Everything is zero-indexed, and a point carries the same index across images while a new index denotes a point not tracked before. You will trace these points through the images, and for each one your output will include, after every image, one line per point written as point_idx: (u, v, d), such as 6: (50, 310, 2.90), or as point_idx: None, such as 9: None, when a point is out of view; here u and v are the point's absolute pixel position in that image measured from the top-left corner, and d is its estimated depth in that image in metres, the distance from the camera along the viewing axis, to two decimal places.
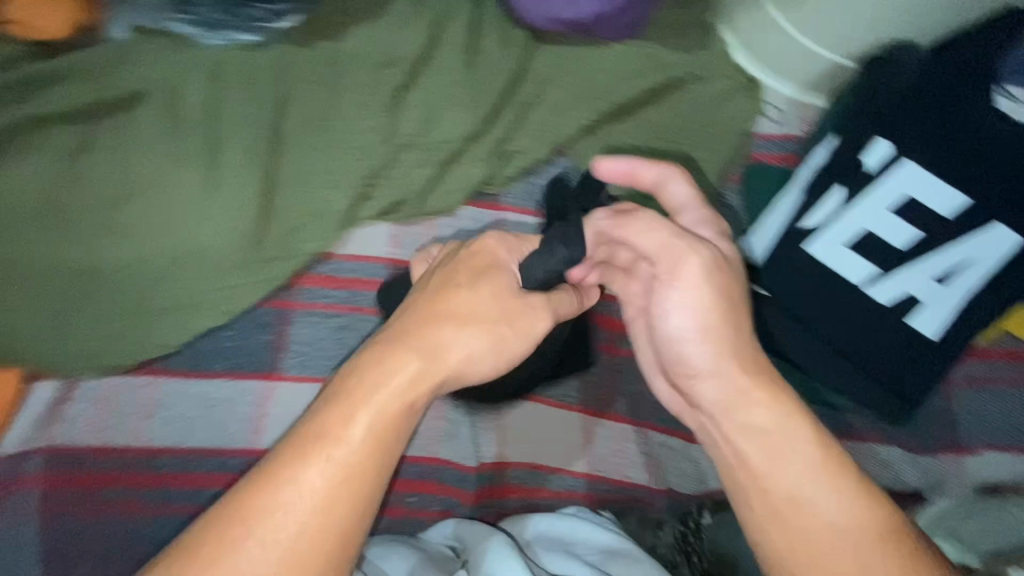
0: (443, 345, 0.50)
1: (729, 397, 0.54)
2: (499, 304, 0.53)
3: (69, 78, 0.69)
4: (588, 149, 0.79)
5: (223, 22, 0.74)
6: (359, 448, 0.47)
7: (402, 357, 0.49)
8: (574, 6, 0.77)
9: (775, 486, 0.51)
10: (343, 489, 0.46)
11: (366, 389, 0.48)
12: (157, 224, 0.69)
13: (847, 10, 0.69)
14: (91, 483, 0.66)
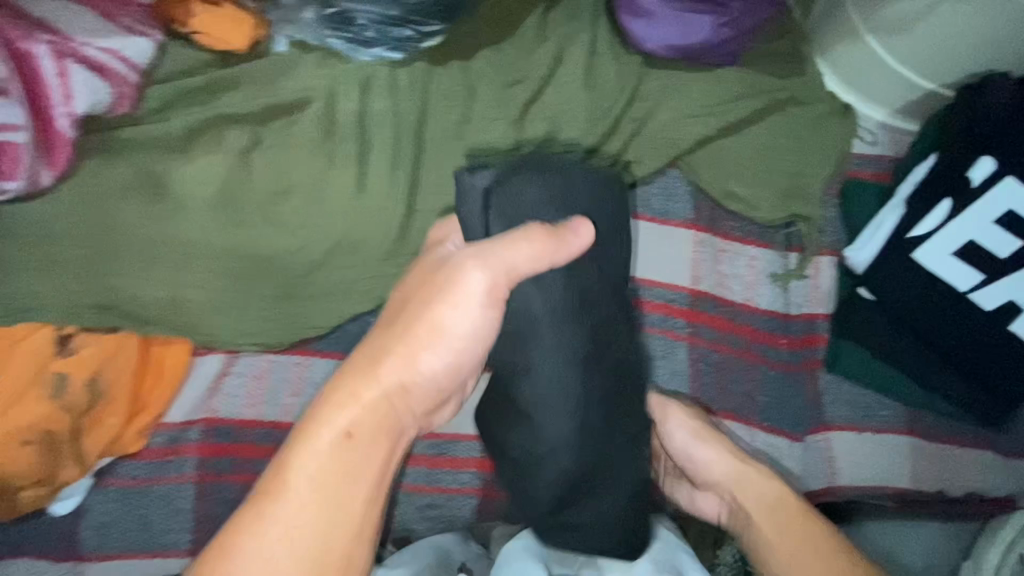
0: (375, 363, 0.50)
1: (734, 482, 0.70)
2: (436, 298, 0.51)
3: (242, 85, 0.76)
4: (697, 162, 0.86)
5: (373, 40, 0.81)
6: (320, 467, 0.48)
7: (333, 391, 0.49)
8: (690, 33, 0.83)
9: (770, 537, 0.66)
10: (322, 501, 0.48)
11: (313, 423, 0.48)
12: (315, 217, 0.75)
13: (953, 42, 0.74)
14: (243, 454, 0.70)
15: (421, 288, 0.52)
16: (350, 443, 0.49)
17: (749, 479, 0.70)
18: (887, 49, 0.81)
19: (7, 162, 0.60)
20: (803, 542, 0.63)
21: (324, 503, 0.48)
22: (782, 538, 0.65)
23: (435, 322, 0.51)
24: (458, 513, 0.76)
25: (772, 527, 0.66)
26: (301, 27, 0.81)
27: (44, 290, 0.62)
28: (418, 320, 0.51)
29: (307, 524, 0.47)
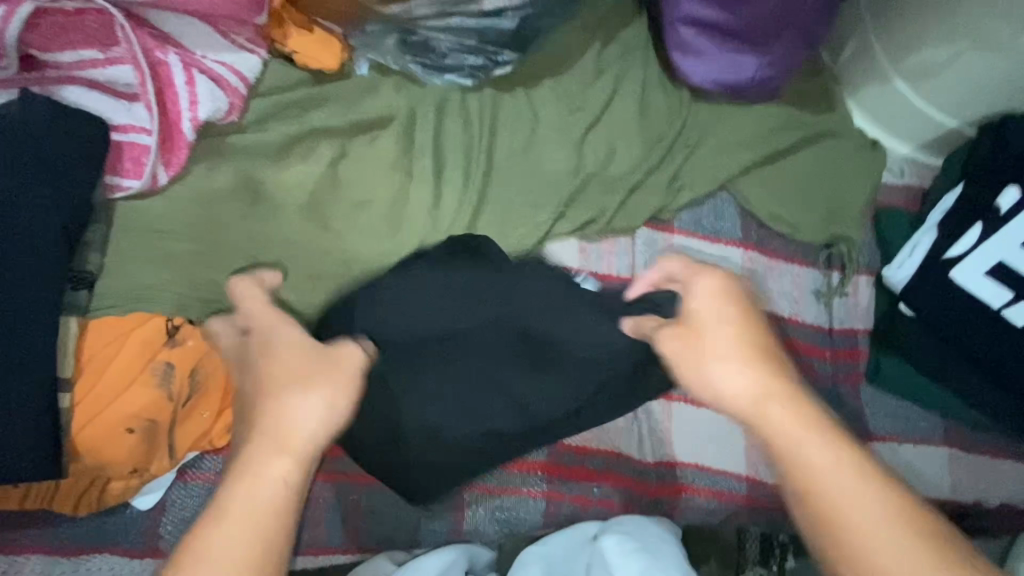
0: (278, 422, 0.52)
1: (742, 383, 0.56)
2: (310, 364, 0.55)
3: (331, 103, 0.81)
4: (743, 186, 0.93)
5: (448, 67, 0.87)
6: (232, 538, 0.47)
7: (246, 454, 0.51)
8: (737, 71, 0.90)
9: (799, 463, 0.53)
10: (239, 572, 0.46)
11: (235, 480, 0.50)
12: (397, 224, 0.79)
13: (976, 87, 0.84)
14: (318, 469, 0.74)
15: (289, 358, 0.55)
16: (257, 502, 0.49)
17: (771, 412, 0.55)
18: (916, 90, 0.89)
19: (130, 164, 0.66)
20: (831, 480, 0.52)
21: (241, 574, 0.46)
22: (811, 475, 0.52)
23: (325, 382, 0.54)
24: (524, 516, 0.78)
25: (786, 443, 0.54)
26: (380, 51, 0.85)
27: (155, 282, 0.66)
28: (295, 384, 0.54)
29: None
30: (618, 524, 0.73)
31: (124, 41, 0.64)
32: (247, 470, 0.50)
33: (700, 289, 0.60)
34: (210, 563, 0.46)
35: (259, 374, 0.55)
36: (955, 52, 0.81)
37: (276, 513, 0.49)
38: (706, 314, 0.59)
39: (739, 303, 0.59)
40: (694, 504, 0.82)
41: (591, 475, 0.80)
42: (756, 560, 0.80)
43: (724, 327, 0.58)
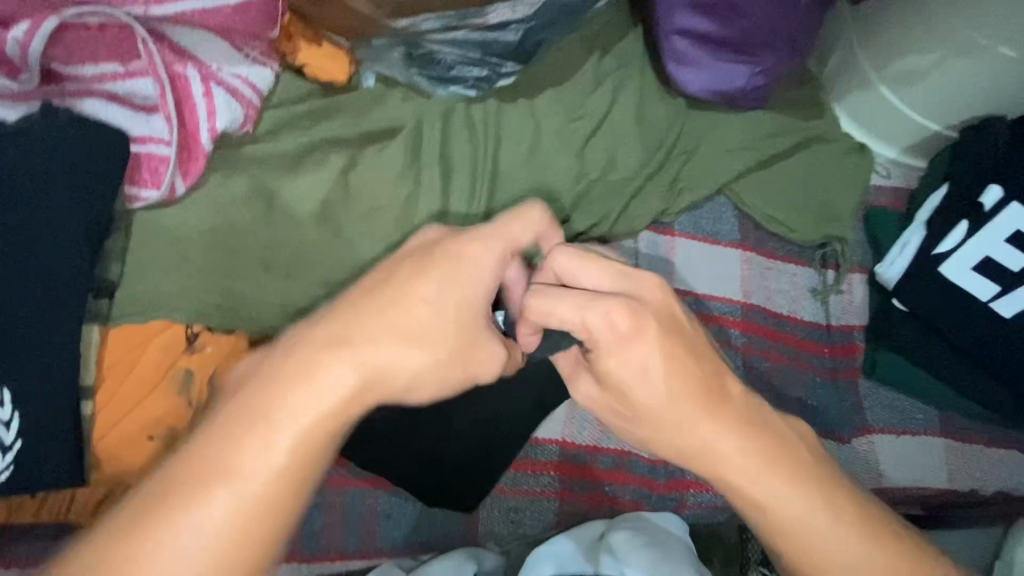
0: (370, 354, 0.48)
1: (700, 445, 0.52)
2: (451, 318, 0.51)
3: (341, 113, 0.83)
4: (739, 190, 0.96)
5: (452, 79, 0.89)
6: (295, 435, 0.46)
7: (327, 365, 0.47)
8: (729, 80, 0.94)
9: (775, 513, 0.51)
10: (281, 468, 0.45)
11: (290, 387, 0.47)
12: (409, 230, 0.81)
13: (956, 92, 0.88)
14: (332, 479, 0.73)
15: (438, 300, 0.51)
16: (328, 410, 0.47)
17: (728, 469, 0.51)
18: (901, 97, 0.93)
19: (148, 173, 0.67)
20: (809, 513, 0.51)
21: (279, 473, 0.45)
22: (793, 517, 0.51)
23: (448, 345, 0.51)
24: (538, 516, 0.78)
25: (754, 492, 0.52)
26: (385, 64, 0.87)
27: (174, 289, 0.68)
28: (424, 330, 0.50)
29: (259, 485, 0.45)
30: (624, 520, 0.75)
31: (144, 54, 0.66)
32: (338, 370, 0.48)
33: (605, 339, 0.51)
34: (264, 443, 0.46)
35: (395, 289, 0.50)
36: (936, 59, 0.86)
37: (302, 456, 0.46)
38: (624, 368, 0.51)
39: (669, 344, 0.51)
40: (702, 501, 0.84)
41: (603, 474, 0.81)
42: (756, 560, 0.78)
43: (649, 388, 0.51)
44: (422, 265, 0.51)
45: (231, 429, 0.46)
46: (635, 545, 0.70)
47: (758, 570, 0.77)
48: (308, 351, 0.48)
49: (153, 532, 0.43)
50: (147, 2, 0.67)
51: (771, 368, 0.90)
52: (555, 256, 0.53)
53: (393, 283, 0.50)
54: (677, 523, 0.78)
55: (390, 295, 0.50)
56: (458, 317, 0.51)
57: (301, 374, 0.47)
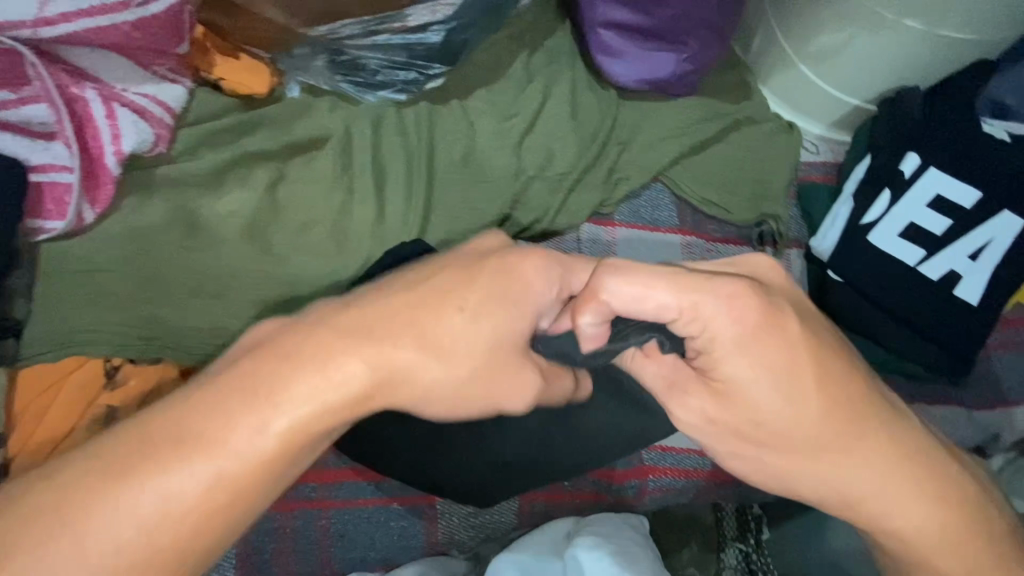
0: (402, 361, 0.44)
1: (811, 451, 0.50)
2: (498, 331, 0.47)
3: (265, 126, 0.81)
4: (676, 175, 0.98)
5: (380, 83, 0.88)
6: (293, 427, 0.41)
7: (348, 355, 0.43)
8: (656, 68, 0.95)
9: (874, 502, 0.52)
10: (265, 459, 0.41)
11: (306, 366, 0.42)
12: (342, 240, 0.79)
13: (869, 67, 0.92)
14: (283, 504, 0.71)
15: (484, 313, 0.47)
16: (333, 411, 0.42)
17: (837, 470, 0.51)
18: (821, 75, 0.96)
19: (52, 203, 0.65)
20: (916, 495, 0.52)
21: (259, 468, 0.41)
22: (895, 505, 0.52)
23: (485, 363, 0.47)
24: (499, 518, 0.78)
25: (860, 488, 0.52)
26: (310, 74, 0.87)
27: (92, 321, 0.66)
28: (464, 347, 0.46)
29: (237, 472, 0.40)
30: (594, 525, 0.73)
31: (36, 79, 0.64)
32: (354, 365, 0.43)
33: (717, 343, 0.48)
34: (260, 422, 0.41)
35: (450, 292, 0.46)
36: (849, 35, 0.89)
37: (288, 451, 0.42)
38: (738, 378, 0.49)
39: (779, 355, 0.48)
40: (661, 485, 0.86)
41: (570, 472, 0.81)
42: (733, 536, 0.80)
43: (763, 398, 0.49)
44: (475, 273, 0.47)
45: (219, 402, 0.41)
46: (601, 554, 0.68)
47: (735, 546, 0.79)
48: (333, 334, 0.43)
49: (114, 491, 0.39)
50: (35, 23, 0.62)
51: None
52: (609, 281, 0.48)
53: (448, 284, 0.47)
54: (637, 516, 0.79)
55: (460, 298, 0.46)
56: (507, 342, 0.48)
57: (325, 356, 0.43)
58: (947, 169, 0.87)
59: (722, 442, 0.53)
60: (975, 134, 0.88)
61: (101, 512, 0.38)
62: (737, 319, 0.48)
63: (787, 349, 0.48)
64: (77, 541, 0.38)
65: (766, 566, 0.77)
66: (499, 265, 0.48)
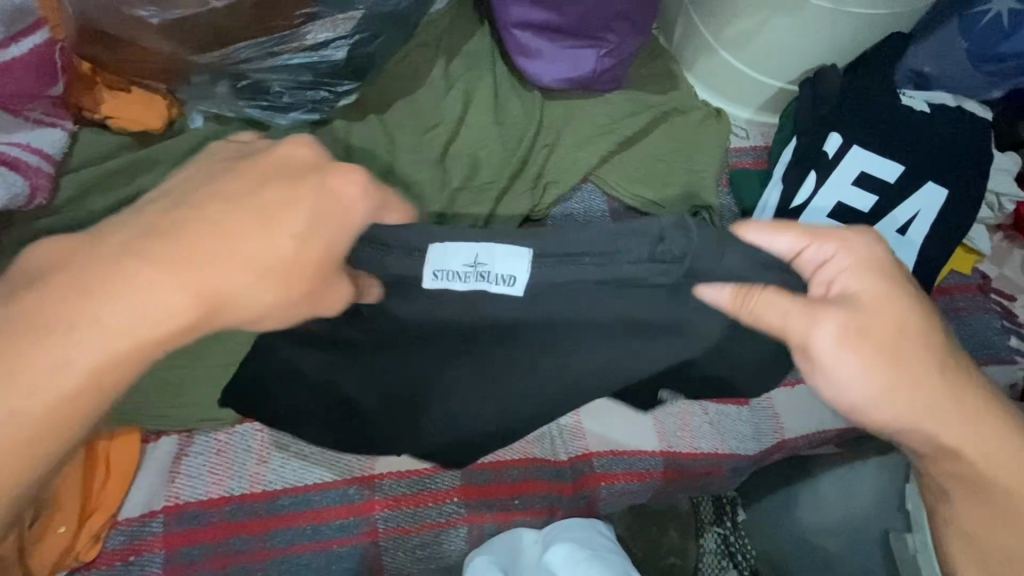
0: (216, 291, 0.44)
1: (938, 363, 0.52)
2: (307, 248, 0.46)
3: (164, 162, 0.78)
4: (607, 174, 0.96)
5: (289, 105, 0.85)
6: (95, 356, 0.43)
7: (155, 283, 0.43)
8: (577, 67, 0.93)
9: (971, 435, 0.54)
10: (77, 386, 0.43)
11: (110, 288, 0.43)
12: None
13: (785, 49, 0.91)
14: (215, 559, 0.68)
15: (312, 229, 0.46)
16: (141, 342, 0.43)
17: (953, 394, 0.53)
18: (742, 60, 0.96)
19: None
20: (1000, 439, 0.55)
21: (63, 398, 0.43)
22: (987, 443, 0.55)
23: (303, 280, 0.46)
24: (448, 547, 0.75)
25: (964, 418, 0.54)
26: (214, 102, 0.83)
27: None
28: (276, 262, 0.45)
29: (38, 400, 0.42)
30: (566, 529, 0.75)
31: None
32: (164, 294, 0.43)
33: (836, 269, 0.51)
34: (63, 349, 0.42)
35: (254, 213, 0.45)
36: (763, 19, 0.88)
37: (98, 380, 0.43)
38: (888, 281, 0.51)
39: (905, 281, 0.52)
40: (614, 492, 0.84)
41: (527, 485, 0.80)
42: (710, 521, 0.90)
43: (873, 312, 0.50)
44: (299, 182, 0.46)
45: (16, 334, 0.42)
46: (573, 559, 0.71)
47: (714, 530, 0.89)
48: (135, 262, 0.43)
49: None
50: None
51: None
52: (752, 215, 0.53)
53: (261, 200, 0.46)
54: (603, 525, 0.77)
55: (260, 214, 0.45)
56: (311, 254, 0.46)
57: (126, 282, 0.43)
58: (869, 147, 0.88)
59: (829, 361, 0.50)
60: (891, 110, 0.89)
61: None
62: (865, 256, 0.51)
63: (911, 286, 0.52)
64: None
65: (743, 546, 0.88)
66: (324, 180, 0.47)
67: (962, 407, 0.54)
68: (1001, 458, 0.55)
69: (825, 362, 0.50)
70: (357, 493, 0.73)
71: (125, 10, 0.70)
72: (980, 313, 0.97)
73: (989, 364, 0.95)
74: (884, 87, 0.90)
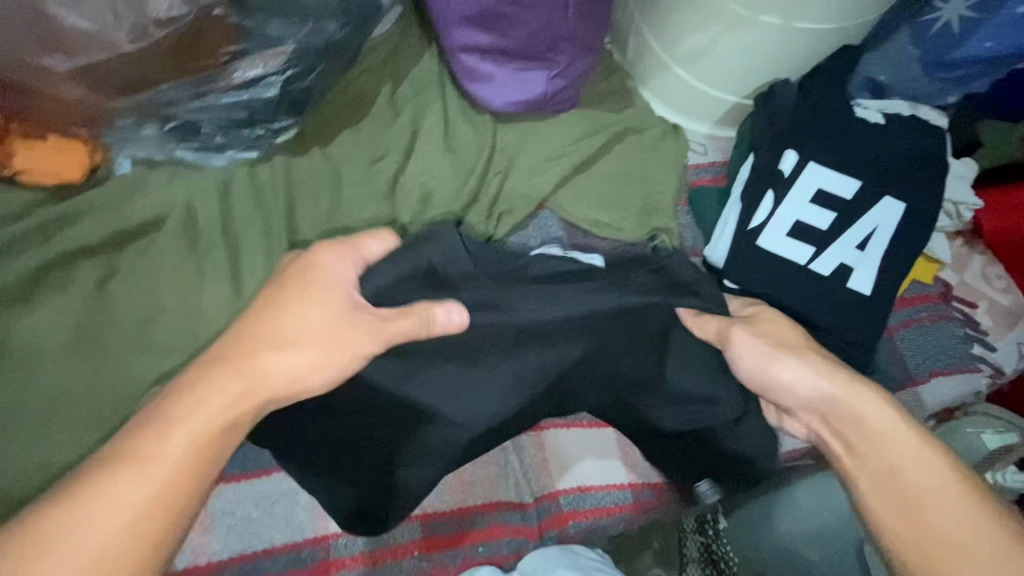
0: (262, 371, 0.59)
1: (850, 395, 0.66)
2: (319, 344, 0.60)
3: (91, 215, 0.76)
4: (563, 199, 0.93)
5: (223, 144, 0.81)
6: (184, 444, 0.54)
7: (220, 382, 0.57)
8: (526, 91, 0.90)
9: (903, 461, 0.62)
10: (185, 454, 0.54)
11: (196, 395, 0.56)
12: (178, 320, 0.75)
13: (738, 63, 0.89)
14: None
15: (312, 302, 0.61)
16: (228, 422, 0.56)
17: (866, 417, 0.65)
18: (696, 75, 0.93)
19: None
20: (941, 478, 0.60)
21: (144, 497, 0.52)
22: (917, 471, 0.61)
23: (320, 348, 0.60)
24: None
25: (892, 442, 0.63)
26: (142, 144, 0.79)
27: None
28: (302, 334, 0.60)
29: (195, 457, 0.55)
30: (557, 560, 0.74)
31: None
32: (223, 391, 0.57)
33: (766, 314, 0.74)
34: (145, 459, 0.53)
35: (265, 336, 0.60)
36: (713, 35, 0.86)
37: (198, 456, 0.55)
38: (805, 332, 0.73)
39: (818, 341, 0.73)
40: (582, 530, 0.82)
41: (491, 531, 0.80)
42: (693, 529, 0.82)
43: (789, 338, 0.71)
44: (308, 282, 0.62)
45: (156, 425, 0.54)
46: None
47: (696, 538, 0.80)
48: (245, 349, 0.59)
49: (79, 506, 0.51)
50: None
51: None
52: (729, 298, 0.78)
53: (264, 316, 0.61)
54: (581, 550, 0.76)
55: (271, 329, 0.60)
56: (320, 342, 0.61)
57: (189, 403, 0.56)
58: (827, 161, 0.87)
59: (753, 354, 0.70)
60: (845, 123, 0.88)
61: (74, 513, 0.50)
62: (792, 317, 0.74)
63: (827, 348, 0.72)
64: (71, 534, 0.50)
65: (726, 555, 0.78)
66: (334, 254, 0.65)
67: (891, 436, 0.63)
68: (942, 489, 0.60)
69: (743, 349, 0.70)
70: (311, 554, 0.74)
71: (31, 58, 0.67)
72: (942, 322, 0.97)
73: (952, 374, 0.95)
74: (839, 99, 0.88)
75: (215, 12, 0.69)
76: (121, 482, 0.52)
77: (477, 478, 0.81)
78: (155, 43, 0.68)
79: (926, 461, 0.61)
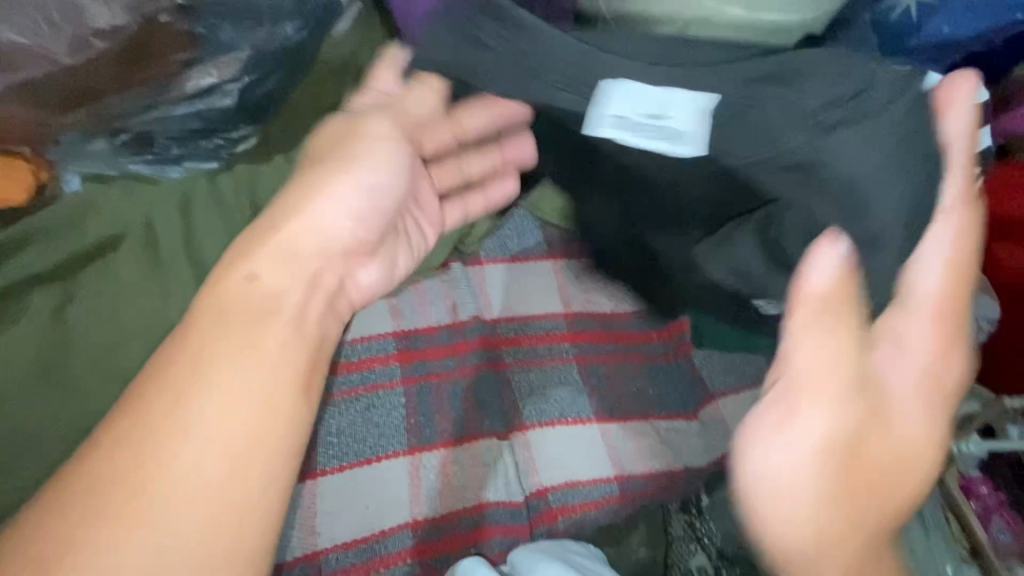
0: (320, 217, 0.70)
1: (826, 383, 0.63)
2: (341, 176, 0.72)
3: (45, 238, 0.73)
4: (537, 196, 0.93)
5: (181, 156, 0.77)
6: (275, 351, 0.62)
7: (267, 246, 0.67)
8: None
9: (812, 463, 0.62)
10: (269, 367, 0.61)
11: (255, 250, 0.66)
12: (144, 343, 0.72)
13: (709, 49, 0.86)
14: None
15: (332, 151, 0.74)
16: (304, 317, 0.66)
17: (811, 416, 0.63)
18: None
19: None
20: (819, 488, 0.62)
21: (234, 417, 0.57)
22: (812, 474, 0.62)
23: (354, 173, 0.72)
24: None
25: (808, 439, 0.63)
26: (94, 160, 0.75)
27: None
28: (336, 198, 0.71)
29: (265, 376, 0.60)
30: (540, 563, 0.74)
31: None
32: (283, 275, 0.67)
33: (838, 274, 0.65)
34: (211, 395, 0.57)
35: (304, 188, 0.71)
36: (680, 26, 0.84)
37: (285, 357, 0.62)
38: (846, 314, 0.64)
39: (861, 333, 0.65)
40: (574, 524, 0.83)
41: (455, 539, 0.79)
42: (676, 510, 0.88)
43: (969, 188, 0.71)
44: (328, 133, 0.76)
45: (200, 362, 0.59)
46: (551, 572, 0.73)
47: (681, 518, 0.88)
48: (295, 191, 0.71)
49: (158, 452, 0.54)
50: None
51: (606, 370, 0.91)
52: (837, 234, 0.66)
53: (304, 185, 0.72)
54: (569, 544, 0.79)
55: (337, 207, 0.71)
56: (388, 208, 0.74)
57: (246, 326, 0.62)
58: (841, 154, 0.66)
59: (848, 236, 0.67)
60: None
61: (150, 463, 0.54)
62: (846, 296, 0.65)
63: (852, 337, 0.65)
64: (167, 468, 0.54)
65: (710, 531, 0.87)
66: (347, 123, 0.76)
67: (818, 445, 0.63)
68: (814, 499, 0.63)
69: (812, 297, 0.64)
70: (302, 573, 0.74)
71: None
72: None
73: None
74: None
75: (159, 18, 0.66)
76: (190, 417, 0.56)
77: (467, 480, 0.81)
78: (98, 54, 0.66)
79: (828, 469, 0.63)
